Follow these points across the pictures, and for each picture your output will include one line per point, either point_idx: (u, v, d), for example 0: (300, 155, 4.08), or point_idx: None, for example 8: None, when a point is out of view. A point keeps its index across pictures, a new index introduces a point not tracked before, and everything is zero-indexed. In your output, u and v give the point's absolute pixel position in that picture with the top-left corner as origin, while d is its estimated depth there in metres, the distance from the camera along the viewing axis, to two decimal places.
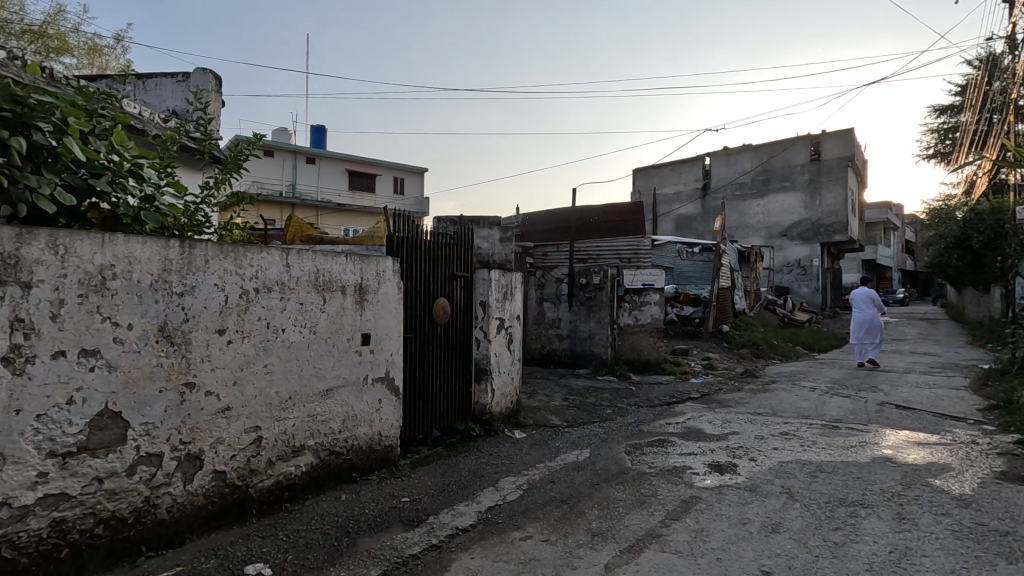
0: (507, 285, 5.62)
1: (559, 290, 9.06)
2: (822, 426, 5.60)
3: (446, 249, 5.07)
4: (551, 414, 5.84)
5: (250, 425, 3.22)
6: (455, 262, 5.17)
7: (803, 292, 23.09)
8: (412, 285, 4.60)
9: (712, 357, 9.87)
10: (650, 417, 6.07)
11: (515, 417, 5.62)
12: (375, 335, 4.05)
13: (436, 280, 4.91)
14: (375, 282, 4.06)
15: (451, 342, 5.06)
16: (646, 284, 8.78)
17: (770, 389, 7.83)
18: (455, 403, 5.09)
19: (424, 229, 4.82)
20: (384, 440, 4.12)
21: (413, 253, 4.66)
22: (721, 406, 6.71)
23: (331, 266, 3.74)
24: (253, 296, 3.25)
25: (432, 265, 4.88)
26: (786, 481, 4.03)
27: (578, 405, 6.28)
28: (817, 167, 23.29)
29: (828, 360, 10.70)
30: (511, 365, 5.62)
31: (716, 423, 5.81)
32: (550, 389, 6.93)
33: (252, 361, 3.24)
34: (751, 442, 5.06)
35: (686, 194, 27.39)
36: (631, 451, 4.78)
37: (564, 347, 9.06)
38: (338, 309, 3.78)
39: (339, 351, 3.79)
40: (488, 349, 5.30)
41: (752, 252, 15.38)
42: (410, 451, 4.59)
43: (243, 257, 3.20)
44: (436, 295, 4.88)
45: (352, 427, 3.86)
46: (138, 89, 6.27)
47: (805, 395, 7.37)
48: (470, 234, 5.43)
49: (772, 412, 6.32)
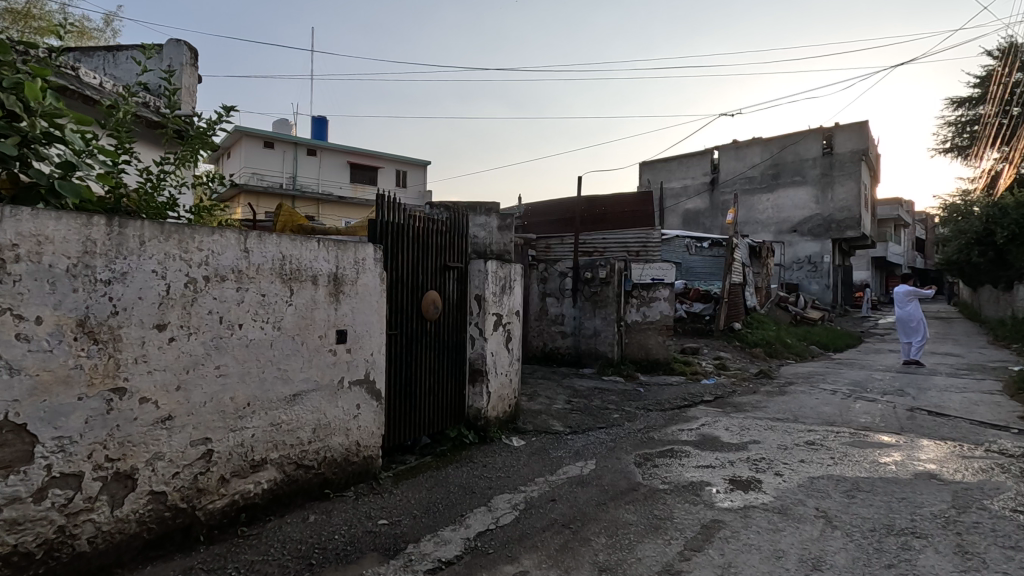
0: (506, 278, 5.12)
1: (562, 284, 8.57)
2: (852, 435, 5.09)
3: (438, 236, 4.58)
4: (553, 419, 5.35)
5: (199, 437, 2.74)
6: (448, 251, 4.67)
7: (814, 290, 22.49)
8: (398, 276, 4.11)
9: (725, 356, 9.36)
10: (661, 422, 5.57)
11: (513, 422, 5.13)
12: (352, 332, 3.57)
13: (426, 271, 4.42)
14: (353, 271, 3.57)
15: (443, 340, 4.58)
16: (656, 278, 8.27)
17: (788, 392, 7.32)
18: (446, 407, 4.60)
19: (413, 213, 4.33)
20: (363, 451, 3.64)
21: (400, 240, 4.16)
22: (738, 411, 6.21)
23: (301, 253, 3.25)
24: (202, 285, 2.77)
25: (422, 254, 4.39)
26: (821, 502, 3.53)
27: (583, 409, 5.79)
28: (830, 161, 22.66)
29: (846, 360, 10.16)
30: (509, 365, 5.13)
31: (733, 430, 5.31)
32: (552, 391, 6.44)
33: (201, 362, 2.76)
34: (774, 453, 4.56)
35: (694, 189, 26.82)
36: (641, 463, 4.28)
37: (567, 345, 8.57)
38: (308, 302, 3.30)
39: (310, 350, 3.31)
40: (483, 348, 4.82)
41: (764, 247, 14.81)
42: (395, 461, 4.12)
43: (189, 239, 2.71)
44: (426, 288, 4.40)
45: (325, 437, 3.38)
46: (109, 62, 5.76)
47: (827, 399, 6.85)
48: (465, 220, 4.94)
49: (793, 418, 5.80)
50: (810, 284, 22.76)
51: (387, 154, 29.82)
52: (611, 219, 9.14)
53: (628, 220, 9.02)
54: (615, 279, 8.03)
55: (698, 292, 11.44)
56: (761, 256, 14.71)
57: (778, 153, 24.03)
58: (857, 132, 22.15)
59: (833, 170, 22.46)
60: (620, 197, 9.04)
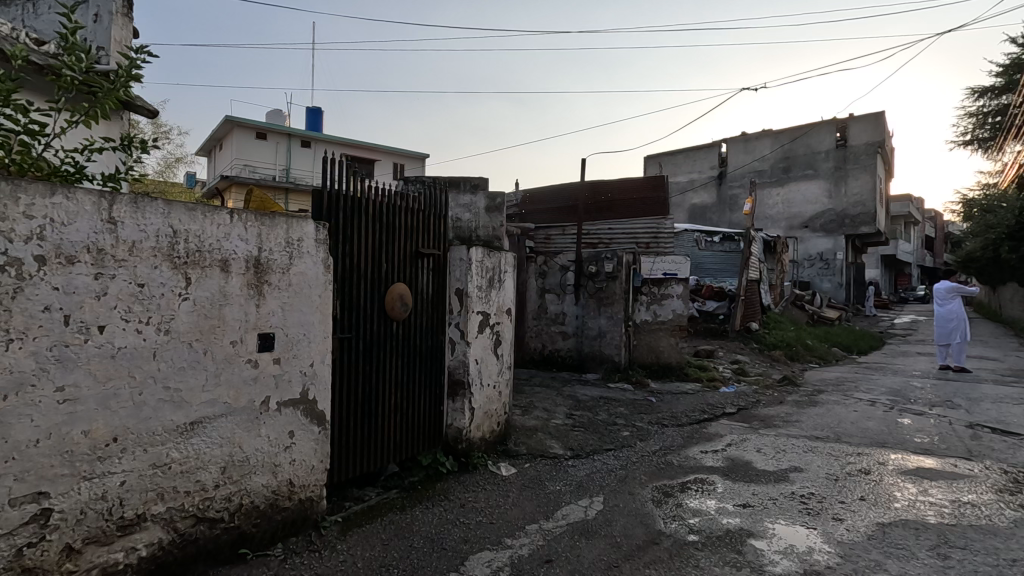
0: (495, 269, 4.20)
1: (564, 279, 7.73)
2: (912, 461, 4.20)
3: (408, 214, 3.67)
4: (551, 438, 4.46)
5: (25, 493, 1.86)
6: (421, 233, 3.77)
7: (826, 288, 21.53)
8: (352, 264, 3.22)
9: (742, 359, 8.49)
10: (679, 442, 4.70)
11: (503, 444, 4.25)
12: (282, 337, 2.68)
13: (394, 258, 3.52)
14: (282, 256, 2.68)
15: (415, 344, 3.69)
16: (668, 273, 7.40)
17: (819, 403, 6.41)
18: (419, 427, 3.73)
19: (375, 186, 3.44)
20: (298, 493, 2.77)
21: (356, 219, 3.26)
22: (766, 426, 5.33)
23: (202, 227, 2.36)
24: (34, 270, 1.88)
25: (386, 237, 3.48)
26: (907, 566, 2.64)
27: (586, 425, 4.90)
28: (843, 154, 21.73)
29: (875, 365, 9.23)
30: (498, 375, 4.24)
31: (767, 452, 4.46)
32: (550, 402, 5.56)
33: (32, 382, 1.88)
34: (825, 486, 3.67)
35: (701, 183, 25.91)
36: (661, 501, 3.40)
37: (569, 347, 7.70)
38: (214, 296, 2.41)
39: (218, 362, 2.43)
40: (465, 355, 3.92)
41: (779, 242, 13.85)
42: (349, 498, 3.26)
43: (9, 200, 1.83)
44: (392, 279, 3.50)
45: (239, 478, 2.50)
46: (28, 13, 4.86)
47: (866, 411, 5.94)
48: (443, 197, 4.04)
49: (834, 437, 4.91)
50: (822, 283, 21.81)
51: (383, 146, 28.88)
52: (618, 207, 8.14)
53: (638, 207, 8.02)
54: (622, 273, 7.20)
55: (711, 290, 10.53)
56: (775, 252, 13.76)
57: (789, 145, 23.12)
58: (872, 123, 21.19)
59: (847, 163, 21.54)
60: (629, 182, 8.09)
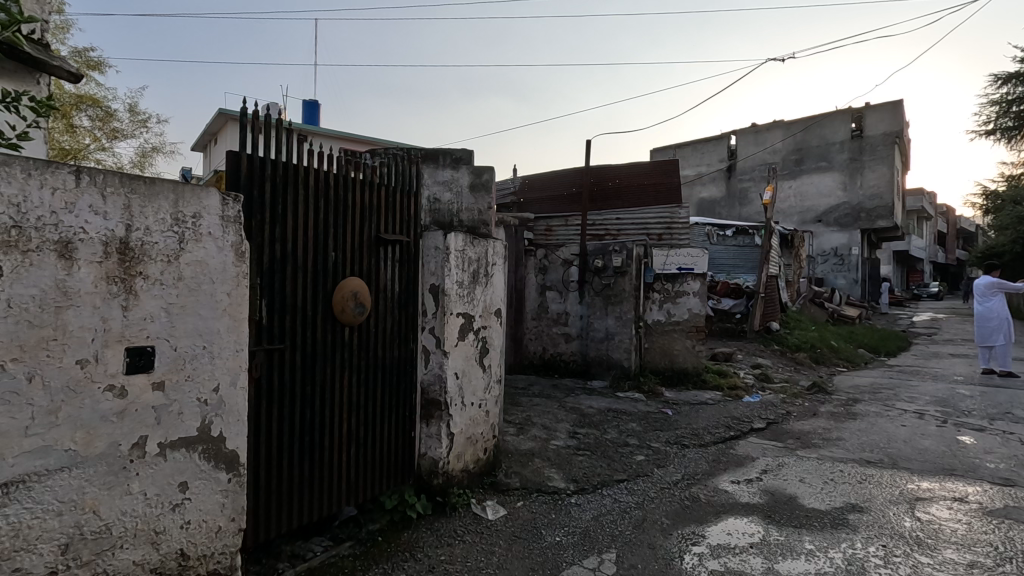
0: (481, 261, 3.41)
1: (566, 275, 6.95)
2: (996, 497, 3.40)
3: (367, 189, 2.88)
4: (550, 466, 3.69)
5: None
6: (384, 215, 2.99)
7: (841, 284, 20.66)
8: (284, 253, 2.44)
9: (765, 363, 7.69)
10: (704, 469, 3.92)
11: (491, 475, 3.47)
12: (167, 353, 1.91)
13: (347, 246, 2.74)
14: (168, 238, 1.91)
15: (376, 356, 2.91)
16: (683, 267, 6.62)
17: (858, 415, 5.60)
18: (382, 459, 2.96)
19: (319, 153, 2.66)
20: (195, 568, 2.00)
21: (291, 193, 2.49)
22: (804, 446, 4.53)
23: (22, 192, 1.59)
24: None
25: (336, 218, 2.70)
26: None
27: (593, 447, 4.12)
28: (859, 145, 20.80)
29: (909, 369, 8.39)
30: (485, 392, 3.45)
31: (812, 483, 3.68)
32: (551, 417, 4.78)
33: None
34: (898, 535, 2.87)
35: (709, 176, 25.03)
36: (690, 560, 2.62)
37: (573, 351, 6.92)
38: (45, 295, 1.63)
39: (56, 392, 1.65)
40: (442, 368, 3.13)
41: (796, 236, 13.01)
42: (284, 558, 2.49)
43: None
44: (343, 273, 2.72)
45: (92, 559, 1.73)
46: None
47: (916, 426, 5.13)
48: (416, 170, 3.25)
49: (890, 462, 4.11)
50: (836, 279, 20.92)
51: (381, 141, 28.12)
52: (626, 194, 7.28)
53: (648, 195, 7.19)
54: (632, 268, 6.39)
55: (728, 287, 9.75)
56: (793, 246, 12.90)
57: (801, 136, 22.23)
58: (890, 112, 20.26)
59: (863, 155, 20.61)
60: (639, 167, 7.24)
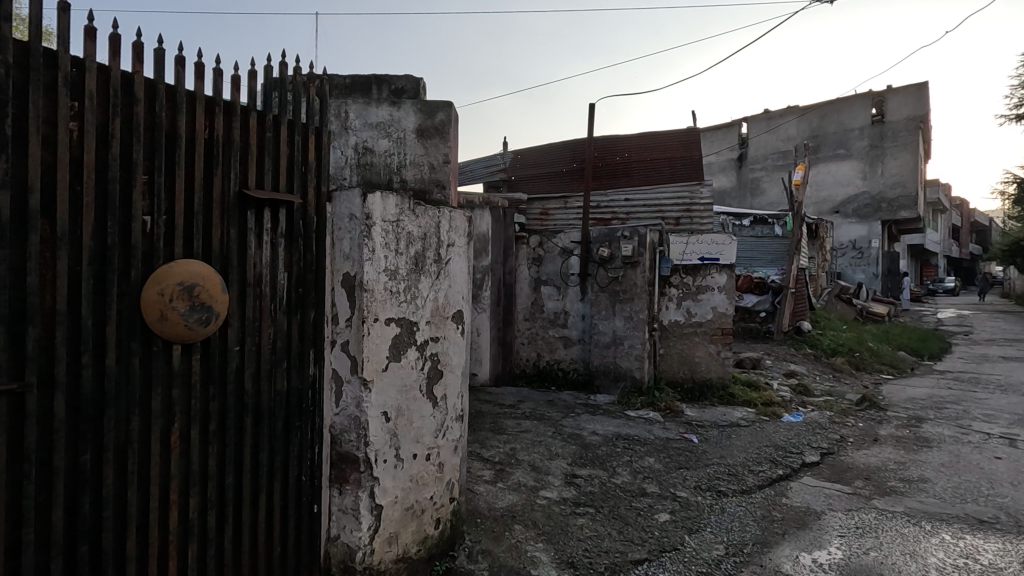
0: (432, 239, 2.25)
1: (565, 268, 5.81)
2: None
3: (223, 113, 1.72)
4: (536, 539, 2.54)
5: None
6: (258, 158, 1.82)
7: (860, 279, 19.46)
8: (19, 214, 1.30)
9: (800, 371, 6.53)
10: (758, 537, 2.76)
11: (446, 560, 2.33)
12: None
13: (177, 208, 1.58)
14: None
15: (240, 391, 1.76)
16: (707, 258, 5.42)
17: (932, 442, 4.44)
18: (256, 558, 1.82)
19: (117, 36, 1.51)
20: None
21: (44, 102, 1.34)
22: (881, 493, 3.37)
23: None
24: None
25: (152, 156, 1.54)
26: None
27: (598, 501, 2.98)
28: (879, 131, 19.53)
29: (964, 376, 7.22)
30: (437, 437, 2.30)
31: (918, 562, 2.52)
32: (543, 452, 3.64)
33: None
34: None
35: (720, 166, 23.73)
36: None
37: (573, 359, 5.80)
38: None
39: None
40: (360, 405, 1.99)
41: (820, 225, 11.83)
42: None
43: None
44: (167, 255, 1.57)
45: None
46: None
47: (1015, 460, 3.97)
48: (325, 93, 2.07)
49: (1011, 522, 2.96)
50: (854, 273, 19.72)
51: None
52: (637, 170, 6.12)
53: (664, 171, 6.02)
54: (645, 258, 5.24)
55: (750, 282, 8.62)
56: (818, 237, 11.68)
57: (817, 123, 20.96)
58: (913, 95, 18.97)
59: (884, 141, 19.35)
60: (651, 139, 6.15)
